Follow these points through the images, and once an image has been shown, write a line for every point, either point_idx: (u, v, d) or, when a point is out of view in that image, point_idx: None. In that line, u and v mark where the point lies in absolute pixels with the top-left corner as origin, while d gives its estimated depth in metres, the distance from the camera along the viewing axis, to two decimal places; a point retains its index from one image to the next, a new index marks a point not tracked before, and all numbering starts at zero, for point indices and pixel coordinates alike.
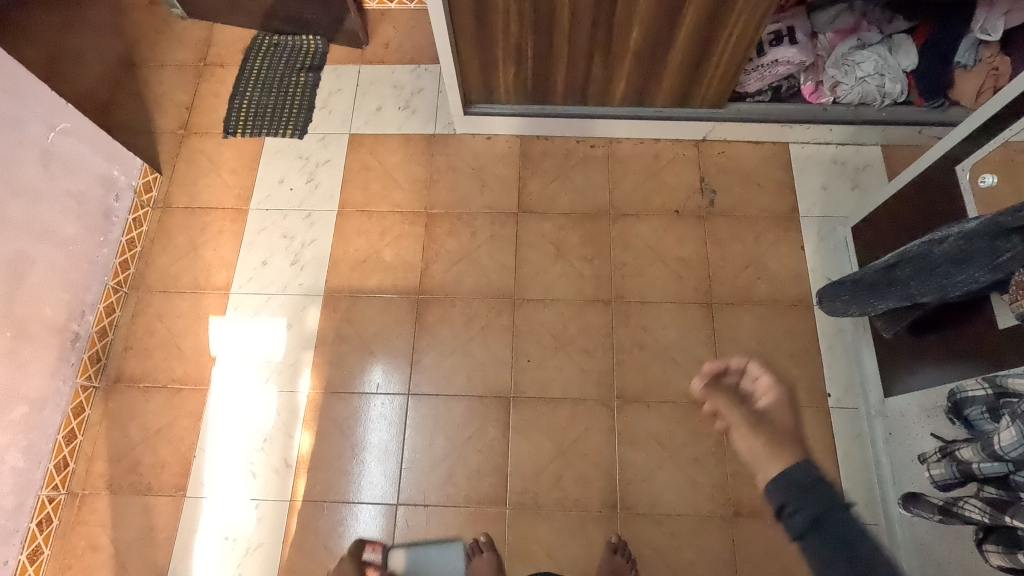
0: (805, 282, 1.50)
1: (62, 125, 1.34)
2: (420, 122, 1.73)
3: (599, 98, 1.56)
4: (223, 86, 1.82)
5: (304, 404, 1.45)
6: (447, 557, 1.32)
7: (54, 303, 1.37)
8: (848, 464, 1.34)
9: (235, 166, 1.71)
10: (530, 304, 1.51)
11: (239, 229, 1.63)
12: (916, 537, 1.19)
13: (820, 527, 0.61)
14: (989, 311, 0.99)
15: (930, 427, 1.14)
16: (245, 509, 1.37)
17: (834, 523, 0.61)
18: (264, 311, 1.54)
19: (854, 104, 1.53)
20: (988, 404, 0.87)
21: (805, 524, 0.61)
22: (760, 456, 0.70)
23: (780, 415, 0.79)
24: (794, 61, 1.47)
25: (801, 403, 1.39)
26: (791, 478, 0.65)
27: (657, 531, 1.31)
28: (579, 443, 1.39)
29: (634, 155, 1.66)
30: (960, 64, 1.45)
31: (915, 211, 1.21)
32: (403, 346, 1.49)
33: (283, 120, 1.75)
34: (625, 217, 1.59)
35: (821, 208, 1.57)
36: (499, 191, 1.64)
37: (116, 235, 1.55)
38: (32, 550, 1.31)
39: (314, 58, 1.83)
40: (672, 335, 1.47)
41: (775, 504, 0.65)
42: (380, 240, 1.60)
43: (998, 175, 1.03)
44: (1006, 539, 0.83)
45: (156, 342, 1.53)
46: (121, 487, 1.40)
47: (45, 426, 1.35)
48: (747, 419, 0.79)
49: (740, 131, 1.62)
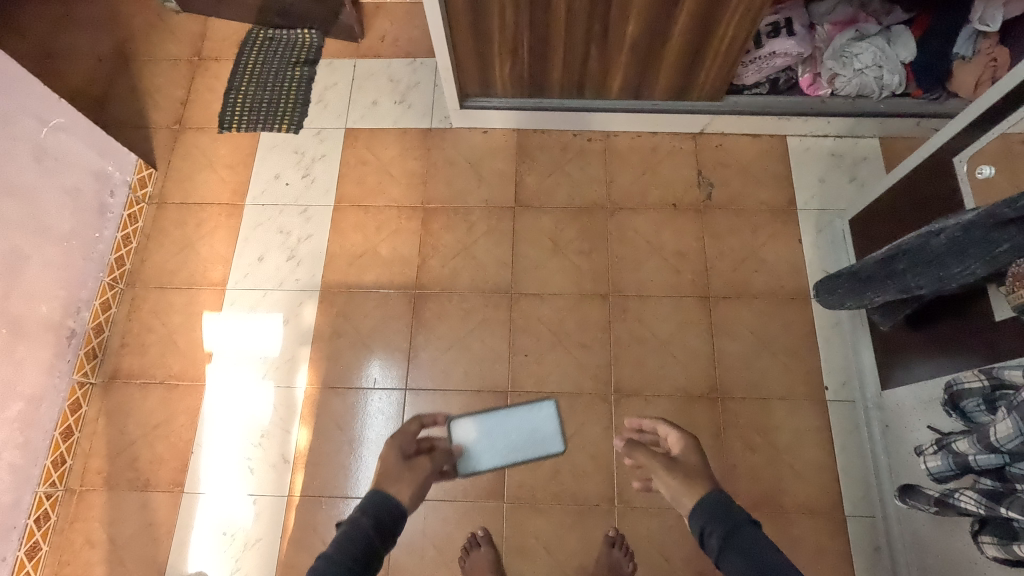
0: (802, 275, 1.50)
1: (54, 121, 1.33)
2: (416, 117, 1.72)
3: (595, 92, 1.55)
4: (218, 80, 1.81)
5: (301, 399, 1.45)
6: (533, 418, 1.29)
7: (49, 299, 1.37)
8: (845, 457, 1.34)
9: (230, 162, 1.70)
10: (527, 298, 1.51)
11: (235, 225, 1.63)
12: (912, 529, 1.19)
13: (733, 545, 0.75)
14: (986, 303, 0.99)
15: (926, 420, 1.15)
16: (243, 504, 1.37)
17: (741, 538, 0.75)
18: (261, 307, 1.54)
19: (852, 96, 1.52)
20: (984, 396, 0.87)
21: (721, 543, 0.75)
22: (682, 493, 0.85)
23: (692, 456, 0.91)
24: (792, 53, 1.46)
25: (799, 396, 1.39)
26: (706, 507, 0.80)
27: (655, 525, 1.32)
28: (577, 437, 1.39)
29: (631, 148, 1.65)
30: (958, 56, 1.43)
31: (912, 203, 1.21)
32: (400, 341, 1.49)
33: (279, 115, 1.74)
34: (623, 210, 1.59)
35: (819, 201, 1.57)
36: (496, 185, 1.63)
37: (111, 231, 1.54)
38: (30, 546, 1.31)
39: (309, 52, 1.82)
40: (670, 329, 1.47)
41: (698, 529, 0.79)
42: (377, 234, 1.60)
43: (995, 166, 1.03)
44: (1000, 530, 0.83)
45: (152, 338, 1.52)
46: (118, 483, 1.40)
47: (42, 423, 1.35)
48: (664, 460, 0.90)
49: (737, 124, 1.61)
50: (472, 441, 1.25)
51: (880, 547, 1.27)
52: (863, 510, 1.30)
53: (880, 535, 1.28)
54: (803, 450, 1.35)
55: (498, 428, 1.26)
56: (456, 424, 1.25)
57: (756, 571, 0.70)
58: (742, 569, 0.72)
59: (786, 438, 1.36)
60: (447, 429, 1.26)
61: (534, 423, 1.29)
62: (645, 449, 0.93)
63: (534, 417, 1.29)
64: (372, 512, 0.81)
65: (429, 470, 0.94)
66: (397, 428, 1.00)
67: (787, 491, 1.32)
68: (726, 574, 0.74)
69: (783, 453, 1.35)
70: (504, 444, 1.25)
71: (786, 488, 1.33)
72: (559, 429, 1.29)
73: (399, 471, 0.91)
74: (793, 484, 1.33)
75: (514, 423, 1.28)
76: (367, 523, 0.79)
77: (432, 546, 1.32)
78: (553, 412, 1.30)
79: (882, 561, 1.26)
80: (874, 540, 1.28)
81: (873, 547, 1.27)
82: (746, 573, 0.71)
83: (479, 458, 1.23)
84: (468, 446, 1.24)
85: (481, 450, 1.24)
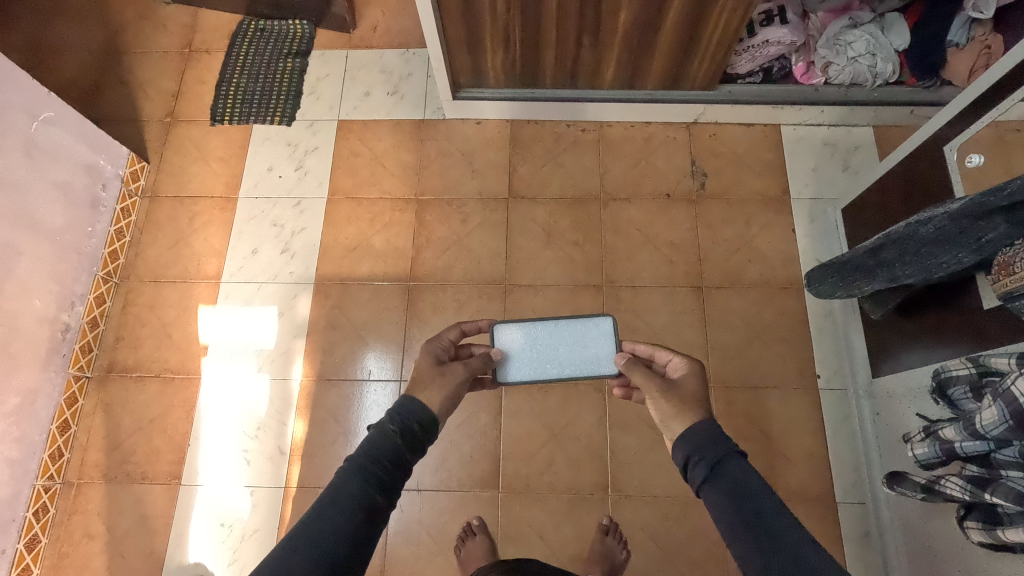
0: (795, 264, 1.50)
1: (44, 114, 1.33)
2: (409, 108, 1.72)
3: (588, 82, 1.55)
4: (209, 73, 1.80)
5: (296, 391, 1.45)
6: (587, 335, 1.12)
7: (43, 294, 1.37)
8: (836, 445, 1.35)
9: (223, 155, 1.69)
10: (521, 289, 1.51)
11: (228, 218, 1.62)
12: (901, 515, 1.21)
13: (715, 477, 0.74)
14: (975, 292, 0.99)
15: (915, 407, 1.16)
16: (240, 495, 1.38)
17: (727, 469, 0.74)
18: (255, 300, 1.54)
19: (846, 84, 1.51)
20: (970, 383, 0.88)
21: (706, 473, 0.74)
22: (670, 417, 0.84)
23: (690, 382, 0.90)
24: (785, 41, 1.46)
25: (791, 385, 1.40)
26: (696, 435, 0.78)
27: (648, 513, 1.33)
28: (571, 427, 1.40)
29: (624, 138, 1.65)
30: (951, 43, 1.44)
31: (903, 192, 1.21)
32: (395, 332, 1.49)
33: (271, 107, 1.73)
34: (617, 201, 1.59)
35: (812, 190, 1.57)
36: (490, 176, 1.63)
37: (104, 225, 1.54)
38: (29, 539, 1.33)
39: (301, 43, 1.81)
40: (663, 318, 1.47)
41: (682, 458, 0.78)
42: (371, 226, 1.59)
43: (984, 155, 1.03)
44: (985, 515, 0.84)
45: (147, 332, 1.53)
46: (115, 476, 1.41)
47: (38, 416, 1.35)
48: (660, 384, 0.89)
49: (730, 113, 1.61)
50: (514, 349, 1.12)
51: (869, 533, 1.29)
52: (854, 497, 1.32)
53: (870, 521, 1.29)
54: (795, 438, 1.37)
55: (544, 338, 1.12)
56: (500, 329, 1.12)
57: (740, 503, 0.71)
58: (723, 498, 0.72)
59: (778, 427, 1.38)
60: (489, 334, 1.13)
61: (586, 340, 1.11)
62: (644, 371, 0.93)
63: (589, 333, 1.12)
64: (399, 418, 0.81)
65: (464, 376, 0.94)
66: (433, 336, 1.00)
67: (779, 478, 1.34)
68: (703, 500, 0.75)
69: (775, 441, 1.37)
70: (550, 358, 1.11)
71: (778, 476, 1.34)
72: (618, 350, 1.10)
73: (431, 376, 0.91)
74: (784, 471, 1.34)
75: (566, 336, 1.12)
76: (394, 428, 0.80)
77: (428, 535, 1.34)
78: (611, 330, 1.12)
79: (872, 547, 1.28)
80: (864, 526, 1.29)
81: (864, 533, 1.29)
82: (728, 505, 0.71)
83: (521, 368, 1.10)
84: (510, 355, 1.11)
85: (524, 361, 1.11)
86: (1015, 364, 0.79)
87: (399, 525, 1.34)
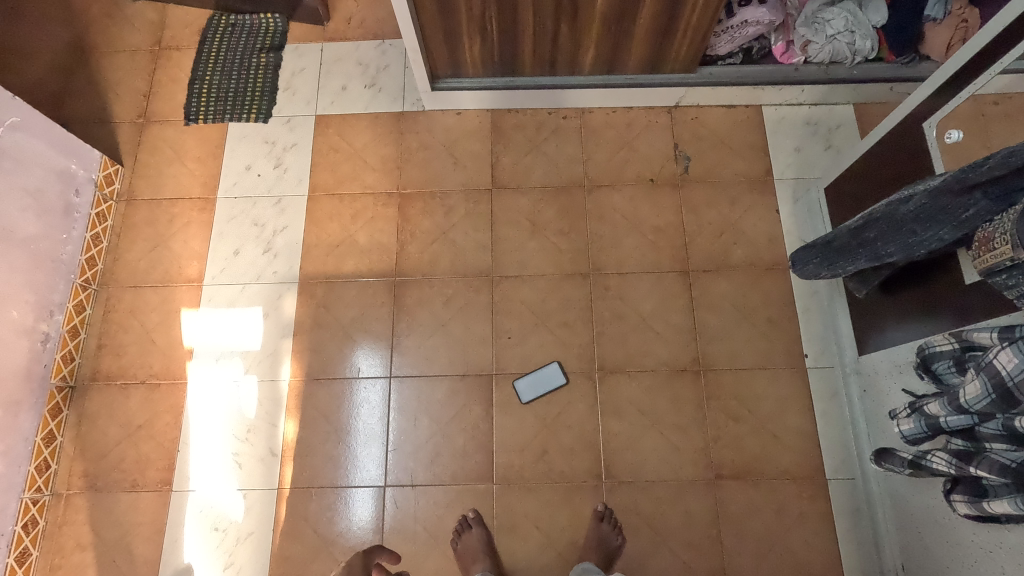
0: (780, 245, 1.51)
1: (10, 120, 1.28)
2: (387, 101, 1.69)
3: (567, 67, 1.52)
4: (180, 71, 1.75)
5: (286, 392, 1.44)
6: (551, 377, 1.42)
7: (20, 304, 1.34)
8: (826, 422, 1.37)
9: (199, 155, 1.66)
10: (508, 280, 1.50)
11: (208, 219, 1.59)
12: (889, 489, 1.23)
13: None
14: (956, 268, 1.00)
15: (901, 383, 1.18)
16: (233, 498, 1.37)
17: None
18: (239, 301, 1.52)
19: (825, 63, 1.52)
20: (954, 358, 0.89)
21: None
22: None
23: None
24: (763, 22, 1.44)
25: (780, 365, 1.41)
26: None
27: (642, 497, 1.34)
28: (562, 416, 1.40)
29: (607, 124, 1.63)
30: (929, 18, 1.43)
31: (886, 170, 1.21)
32: (383, 329, 1.48)
33: (246, 105, 1.69)
34: (601, 188, 1.58)
35: (795, 170, 1.57)
36: (473, 167, 1.61)
37: (80, 232, 1.50)
38: (19, 552, 1.31)
39: (274, 37, 1.77)
40: (651, 304, 1.47)
41: None
42: (354, 223, 1.57)
43: (963, 130, 1.04)
44: (972, 488, 0.86)
45: (129, 338, 1.50)
46: (105, 485, 1.39)
47: (21, 430, 1.33)
48: None
49: (712, 95, 1.60)
50: (524, 390, 1.41)
51: (860, 509, 1.31)
52: (844, 473, 1.33)
53: (859, 496, 1.31)
54: (785, 418, 1.38)
55: (540, 383, 1.42)
56: (519, 383, 1.42)
57: None
58: None
59: (768, 407, 1.39)
60: (496, 352, 1.45)
61: (560, 379, 1.42)
62: None
63: (552, 378, 1.42)
64: None
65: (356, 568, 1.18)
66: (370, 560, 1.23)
67: (770, 458, 1.35)
68: None
69: (765, 422, 1.38)
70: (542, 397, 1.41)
71: (768, 455, 1.35)
72: (587, 360, 1.44)
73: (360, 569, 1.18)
74: (775, 451, 1.36)
75: (540, 380, 1.42)
76: None
77: (424, 530, 1.34)
78: (560, 371, 1.43)
79: (863, 522, 1.30)
80: (854, 502, 1.31)
81: (854, 509, 1.31)
82: None
83: (526, 391, 1.41)
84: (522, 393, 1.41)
85: (532, 398, 1.41)
86: (996, 338, 0.80)
87: (395, 522, 1.34)
